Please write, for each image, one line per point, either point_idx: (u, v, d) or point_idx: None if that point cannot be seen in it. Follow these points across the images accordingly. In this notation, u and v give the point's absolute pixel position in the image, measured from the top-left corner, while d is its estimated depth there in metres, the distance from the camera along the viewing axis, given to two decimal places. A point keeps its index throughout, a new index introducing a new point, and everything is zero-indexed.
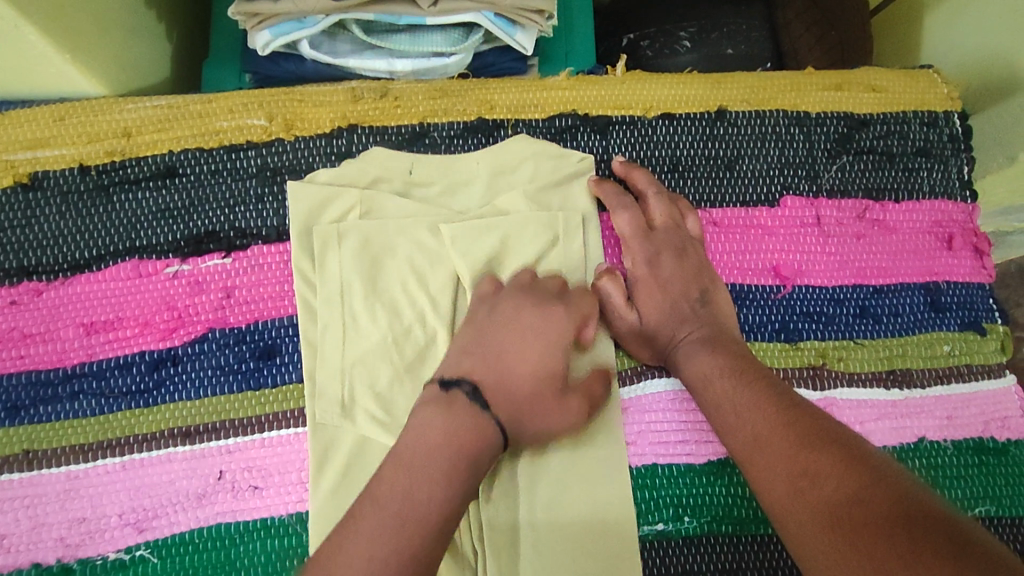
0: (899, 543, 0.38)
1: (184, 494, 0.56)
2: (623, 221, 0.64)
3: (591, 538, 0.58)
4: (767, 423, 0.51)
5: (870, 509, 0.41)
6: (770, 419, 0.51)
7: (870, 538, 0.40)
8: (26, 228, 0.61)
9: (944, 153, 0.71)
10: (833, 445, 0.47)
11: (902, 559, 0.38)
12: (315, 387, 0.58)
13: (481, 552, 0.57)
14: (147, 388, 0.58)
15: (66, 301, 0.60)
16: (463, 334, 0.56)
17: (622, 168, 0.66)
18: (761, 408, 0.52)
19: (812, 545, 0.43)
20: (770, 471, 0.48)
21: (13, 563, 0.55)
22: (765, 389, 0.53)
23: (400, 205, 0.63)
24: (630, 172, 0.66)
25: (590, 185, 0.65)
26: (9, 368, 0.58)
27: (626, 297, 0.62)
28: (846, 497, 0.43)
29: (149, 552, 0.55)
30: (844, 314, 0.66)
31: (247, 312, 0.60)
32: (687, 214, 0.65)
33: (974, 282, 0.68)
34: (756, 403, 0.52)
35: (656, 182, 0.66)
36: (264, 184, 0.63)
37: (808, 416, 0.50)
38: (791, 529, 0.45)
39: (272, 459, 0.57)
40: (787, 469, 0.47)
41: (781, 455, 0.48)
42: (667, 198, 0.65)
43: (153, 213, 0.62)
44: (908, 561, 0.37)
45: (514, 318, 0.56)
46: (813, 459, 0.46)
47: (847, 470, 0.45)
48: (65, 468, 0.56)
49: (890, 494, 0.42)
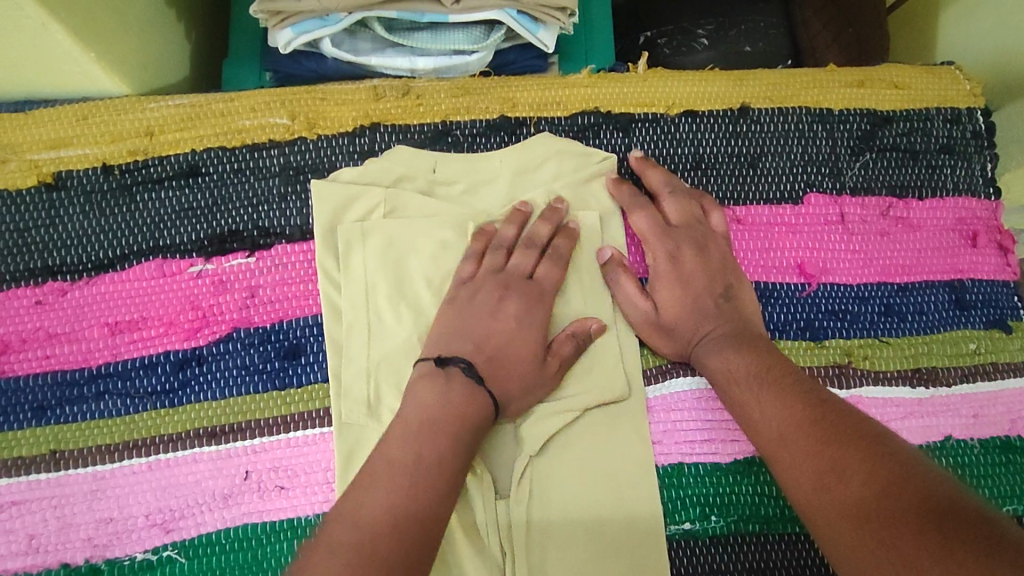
0: (930, 543, 0.38)
1: (210, 495, 0.55)
2: (639, 221, 0.64)
3: (613, 539, 0.57)
4: (792, 419, 0.50)
5: (898, 505, 0.41)
6: (793, 414, 0.50)
7: (901, 537, 0.39)
8: (50, 228, 0.60)
9: (968, 150, 0.71)
10: (857, 439, 0.47)
11: (933, 559, 0.37)
12: (340, 386, 0.58)
13: (510, 551, 0.56)
14: (173, 388, 0.58)
15: (90, 301, 0.59)
16: (448, 324, 0.57)
17: (638, 165, 0.66)
18: (786, 404, 0.51)
19: (841, 542, 0.42)
20: (793, 464, 0.48)
21: (40, 565, 0.54)
22: (786, 383, 0.53)
23: (424, 203, 0.63)
24: (648, 164, 0.65)
25: (609, 181, 0.65)
26: (34, 368, 0.58)
27: (641, 289, 0.62)
28: (875, 492, 0.43)
29: (176, 552, 0.54)
30: (869, 312, 0.65)
31: (272, 311, 0.60)
32: (710, 212, 0.65)
33: (998, 279, 0.68)
34: (778, 397, 0.52)
35: (671, 180, 0.65)
36: (287, 183, 0.63)
37: (832, 412, 0.50)
38: (819, 525, 0.45)
39: (298, 459, 0.57)
40: (812, 465, 0.47)
41: (806, 451, 0.48)
42: (684, 196, 0.64)
43: (176, 213, 0.61)
44: (940, 560, 0.37)
45: (487, 308, 0.58)
46: (838, 455, 0.46)
47: (873, 464, 0.44)
48: (91, 469, 0.56)
49: (918, 492, 0.41)
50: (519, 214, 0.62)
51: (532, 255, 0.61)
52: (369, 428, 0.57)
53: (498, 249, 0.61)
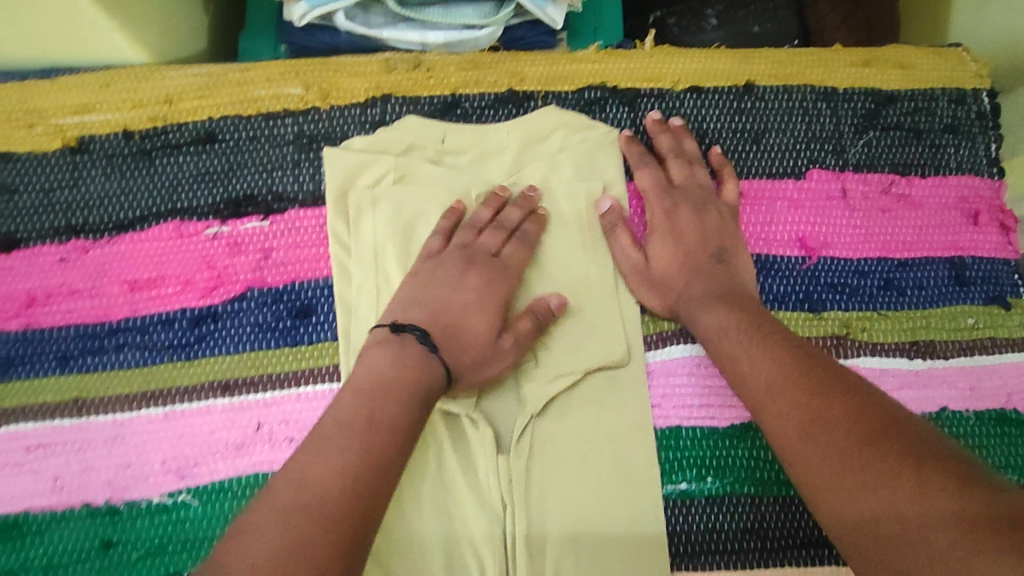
0: (912, 494, 0.40)
1: (224, 444, 0.58)
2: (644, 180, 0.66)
3: (623, 550, 0.58)
4: (780, 371, 0.51)
5: (882, 457, 0.43)
6: (782, 369, 0.51)
7: (884, 488, 0.42)
8: (74, 189, 0.63)
9: (972, 130, 0.71)
10: (843, 407, 0.47)
11: (914, 509, 0.40)
12: (350, 343, 0.60)
13: (510, 505, 0.57)
14: (189, 342, 0.60)
15: (112, 259, 0.61)
16: (451, 283, 0.59)
17: (654, 127, 0.68)
18: (775, 356, 0.52)
19: (824, 490, 0.45)
20: (781, 419, 0.49)
21: (64, 504, 0.56)
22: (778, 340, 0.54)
23: (432, 171, 0.64)
24: (659, 133, 0.67)
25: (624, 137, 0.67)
26: (58, 321, 0.60)
27: (639, 248, 0.64)
28: (860, 443, 0.44)
29: (191, 497, 0.57)
30: (868, 286, 0.66)
31: (284, 272, 0.62)
32: (725, 181, 0.67)
33: (999, 258, 0.68)
34: (769, 355, 0.53)
35: (680, 150, 0.67)
36: (300, 150, 0.65)
37: (819, 364, 0.51)
38: (802, 474, 0.47)
39: (308, 413, 0.59)
40: (798, 415, 0.48)
41: (793, 401, 0.49)
42: (688, 163, 0.67)
43: (193, 177, 0.64)
44: (919, 510, 0.40)
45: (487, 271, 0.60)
46: (825, 406, 0.47)
47: (858, 416, 0.46)
48: (112, 416, 0.58)
49: (901, 443, 0.43)
50: (496, 196, 0.63)
51: (498, 236, 0.62)
52: None
53: (501, 215, 0.63)
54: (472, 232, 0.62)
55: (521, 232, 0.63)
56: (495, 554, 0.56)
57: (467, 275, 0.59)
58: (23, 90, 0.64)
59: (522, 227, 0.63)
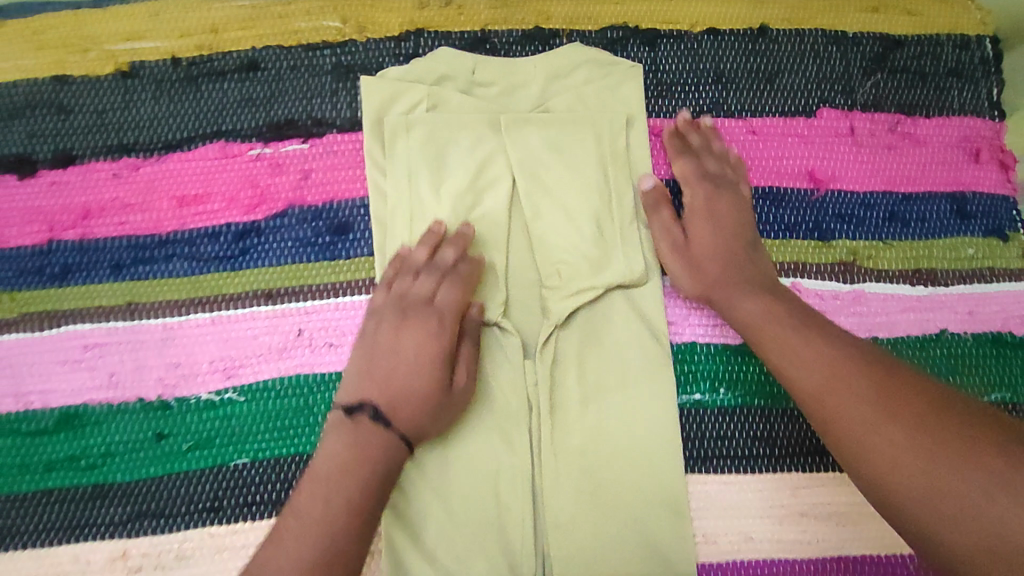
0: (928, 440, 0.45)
1: (267, 347, 0.63)
2: (682, 166, 0.68)
3: (639, 457, 0.62)
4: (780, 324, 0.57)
5: (899, 407, 0.48)
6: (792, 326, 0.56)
7: (902, 435, 0.47)
8: (125, 110, 0.66)
9: (975, 74, 0.74)
10: None
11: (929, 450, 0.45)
12: (385, 258, 0.64)
13: (535, 410, 0.62)
14: (234, 255, 0.64)
15: (161, 177, 0.65)
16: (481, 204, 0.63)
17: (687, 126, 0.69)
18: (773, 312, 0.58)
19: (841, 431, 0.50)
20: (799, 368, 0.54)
21: (119, 397, 0.61)
22: None
23: (462, 99, 0.67)
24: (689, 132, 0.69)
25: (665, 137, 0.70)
26: (111, 233, 0.64)
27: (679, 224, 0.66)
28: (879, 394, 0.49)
29: (237, 394, 0.62)
30: (874, 217, 0.70)
31: (323, 192, 0.66)
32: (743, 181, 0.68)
33: (999, 194, 0.72)
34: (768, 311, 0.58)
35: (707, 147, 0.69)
36: (338, 80, 0.68)
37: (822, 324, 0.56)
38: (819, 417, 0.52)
39: (346, 321, 0.64)
40: (819, 366, 0.53)
41: (809, 354, 0.54)
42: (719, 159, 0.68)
43: (237, 101, 0.67)
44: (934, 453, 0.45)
45: None
46: (841, 361, 0.52)
47: (875, 372, 0.51)
48: (162, 320, 0.63)
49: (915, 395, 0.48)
50: (434, 235, 0.63)
51: (431, 280, 0.61)
52: None
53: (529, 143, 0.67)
54: (408, 281, 0.62)
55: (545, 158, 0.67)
56: (524, 455, 0.61)
57: (405, 328, 0.59)
58: (78, 18, 0.68)
59: (545, 155, 0.67)
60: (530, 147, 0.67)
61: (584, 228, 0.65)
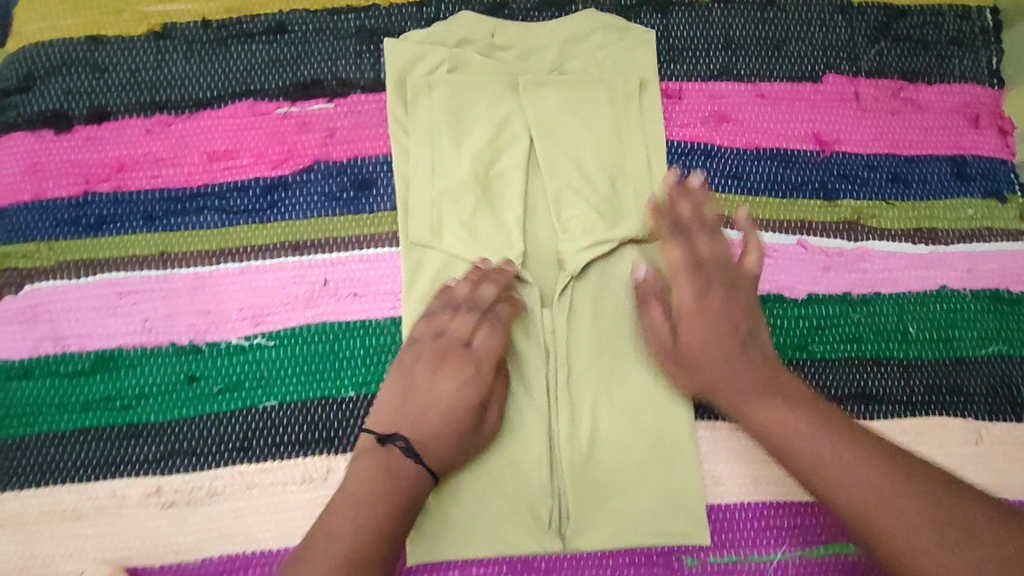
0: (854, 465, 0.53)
1: (294, 297, 0.65)
2: (671, 256, 0.61)
3: (652, 402, 0.64)
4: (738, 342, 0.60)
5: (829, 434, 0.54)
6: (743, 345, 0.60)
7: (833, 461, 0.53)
8: (157, 69, 0.69)
9: (975, 43, 0.77)
10: None
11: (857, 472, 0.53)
12: (408, 211, 0.66)
13: (553, 356, 0.64)
14: (262, 208, 0.67)
15: (191, 133, 0.68)
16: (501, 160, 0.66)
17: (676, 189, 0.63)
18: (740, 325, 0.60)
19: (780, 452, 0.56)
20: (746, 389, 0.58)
21: (153, 342, 0.64)
22: None
23: (482, 61, 0.70)
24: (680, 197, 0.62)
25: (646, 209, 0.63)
26: (144, 185, 0.67)
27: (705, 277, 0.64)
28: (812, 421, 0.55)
29: (265, 340, 0.65)
30: (877, 179, 0.72)
31: (348, 149, 0.69)
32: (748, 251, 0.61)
33: (997, 158, 0.74)
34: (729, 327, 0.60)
35: (701, 218, 0.62)
36: (362, 43, 0.71)
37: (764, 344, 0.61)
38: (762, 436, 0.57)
39: (371, 272, 0.66)
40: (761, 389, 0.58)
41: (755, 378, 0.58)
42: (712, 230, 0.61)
43: (265, 62, 0.70)
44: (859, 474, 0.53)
45: None
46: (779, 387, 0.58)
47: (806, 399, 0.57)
48: (193, 269, 0.65)
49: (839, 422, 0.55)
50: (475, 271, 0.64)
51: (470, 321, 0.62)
52: (435, 245, 0.66)
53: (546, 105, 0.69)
54: (444, 318, 0.62)
55: (562, 119, 0.69)
56: (540, 400, 0.63)
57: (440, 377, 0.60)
58: None
59: (561, 115, 0.69)
60: (548, 107, 0.69)
61: (599, 185, 0.68)
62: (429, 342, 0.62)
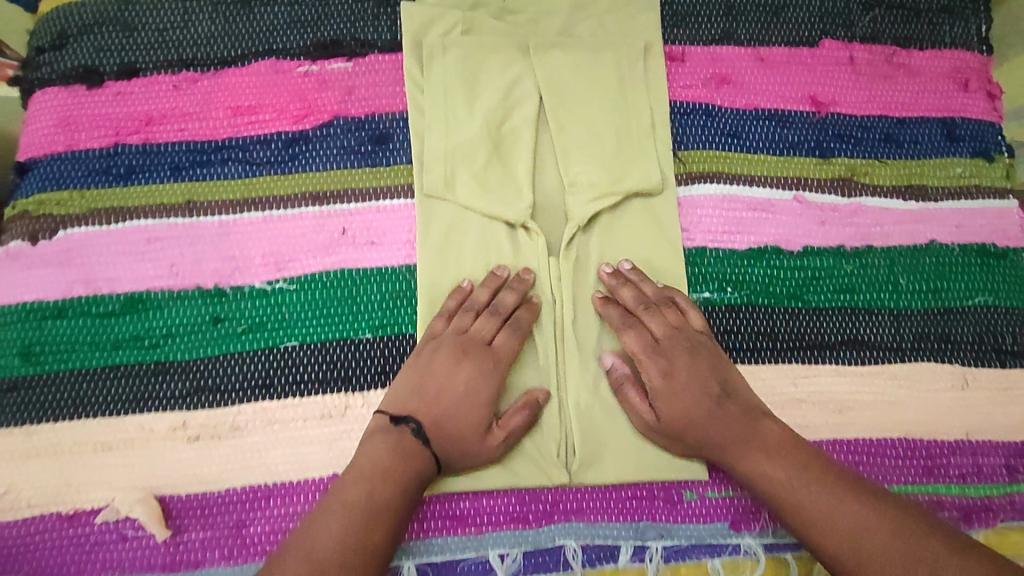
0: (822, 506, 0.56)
1: (314, 244, 0.69)
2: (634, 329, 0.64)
3: None
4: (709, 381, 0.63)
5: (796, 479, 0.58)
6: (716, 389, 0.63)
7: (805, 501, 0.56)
8: (185, 29, 0.72)
9: (966, 11, 0.80)
10: None
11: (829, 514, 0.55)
12: (422, 165, 0.70)
13: (560, 301, 0.67)
14: (284, 159, 0.70)
15: (216, 89, 0.71)
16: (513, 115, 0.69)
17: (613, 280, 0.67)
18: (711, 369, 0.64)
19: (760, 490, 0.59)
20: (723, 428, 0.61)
21: (180, 285, 0.67)
22: None
23: (493, 24, 0.73)
24: (618, 286, 0.67)
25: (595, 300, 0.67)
26: (171, 138, 0.70)
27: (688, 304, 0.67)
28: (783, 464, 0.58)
29: (286, 284, 0.68)
30: (871, 138, 0.76)
31: (366, 106, 0.72)
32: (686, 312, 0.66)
33: (985, 120, 0.78)
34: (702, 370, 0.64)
35: (645, 298, 0.66)
36: (380, 6, 0.74)
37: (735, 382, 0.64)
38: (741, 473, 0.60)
39: (387, 223, 0.70)
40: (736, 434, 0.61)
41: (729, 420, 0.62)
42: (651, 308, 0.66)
43: (287, 23, 0.73)
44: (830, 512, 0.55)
45: None
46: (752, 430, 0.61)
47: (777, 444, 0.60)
48: (217, 218, 0.69)
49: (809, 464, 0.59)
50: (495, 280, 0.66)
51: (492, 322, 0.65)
52: (448, 197, 0.69)
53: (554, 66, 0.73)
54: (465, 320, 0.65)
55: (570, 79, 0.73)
56: (547, 345, 0.67)
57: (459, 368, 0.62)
58: None
59: (570, 76, 0.73)
60: (557, 68, 0.73)
61: (605, 141, 0.71)
62: (449, 332, 0.64)
